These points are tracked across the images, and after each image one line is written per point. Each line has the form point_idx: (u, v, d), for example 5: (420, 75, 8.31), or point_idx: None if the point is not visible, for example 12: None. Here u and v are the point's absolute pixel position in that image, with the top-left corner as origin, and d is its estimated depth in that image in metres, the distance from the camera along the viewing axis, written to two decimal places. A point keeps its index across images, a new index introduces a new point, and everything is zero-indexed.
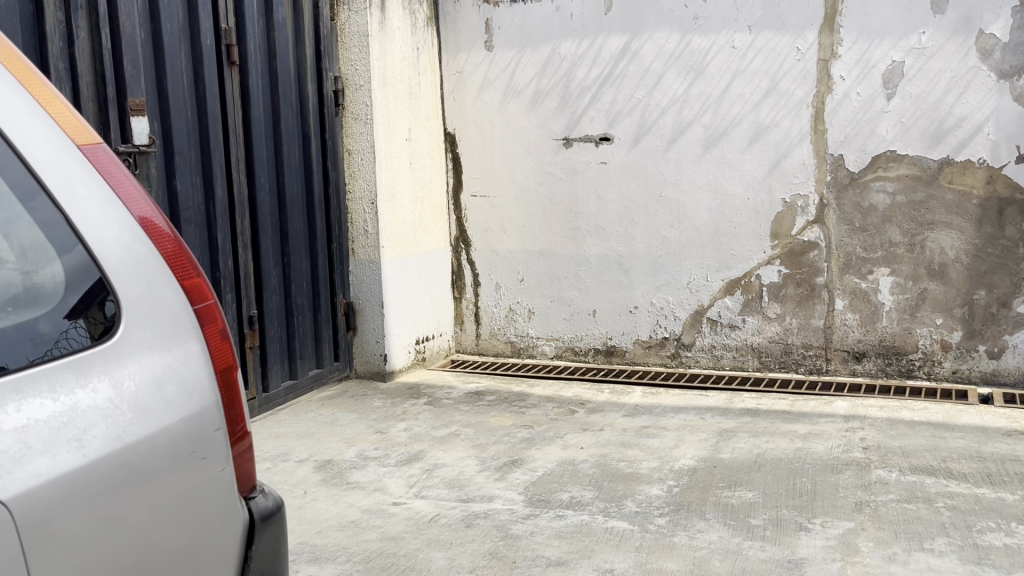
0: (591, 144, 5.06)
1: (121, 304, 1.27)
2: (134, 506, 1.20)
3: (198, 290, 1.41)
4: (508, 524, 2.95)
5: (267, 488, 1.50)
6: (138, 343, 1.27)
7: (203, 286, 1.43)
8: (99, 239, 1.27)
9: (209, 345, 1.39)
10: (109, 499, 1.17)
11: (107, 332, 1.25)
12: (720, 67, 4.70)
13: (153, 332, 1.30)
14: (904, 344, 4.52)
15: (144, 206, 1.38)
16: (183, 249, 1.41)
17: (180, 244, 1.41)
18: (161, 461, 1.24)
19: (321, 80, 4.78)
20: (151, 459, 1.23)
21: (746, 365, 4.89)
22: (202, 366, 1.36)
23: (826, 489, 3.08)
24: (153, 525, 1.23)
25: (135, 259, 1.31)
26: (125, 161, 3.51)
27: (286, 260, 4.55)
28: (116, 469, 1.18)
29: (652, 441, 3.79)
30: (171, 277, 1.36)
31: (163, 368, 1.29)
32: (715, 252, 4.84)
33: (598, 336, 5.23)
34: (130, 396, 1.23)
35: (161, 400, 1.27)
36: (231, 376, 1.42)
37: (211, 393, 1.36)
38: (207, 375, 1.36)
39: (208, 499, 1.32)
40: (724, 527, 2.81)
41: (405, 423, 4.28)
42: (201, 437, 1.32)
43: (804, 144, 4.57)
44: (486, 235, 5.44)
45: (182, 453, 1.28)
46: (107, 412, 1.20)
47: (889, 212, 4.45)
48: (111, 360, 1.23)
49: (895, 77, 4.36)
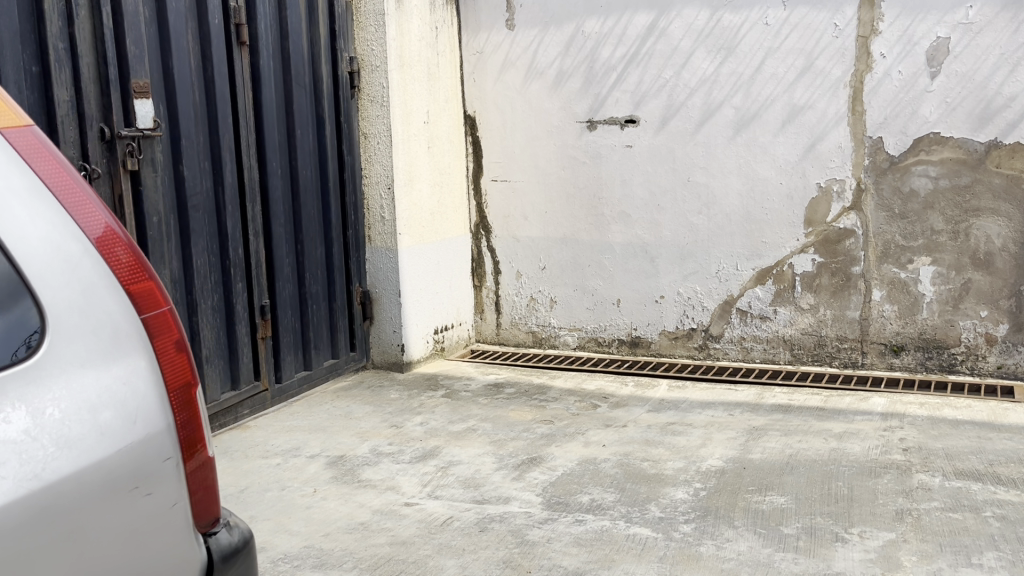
0: (617, 126, 4.86)
1: (46, 312, 1.19)
2: (62, 546, 1.13)
3: (149, 295, 1.34)
4: (524, 529, 2.80)
5: (225, 516, 1.44)
6: (68, 364, 1.19)
7: (156, 290, 1.35)
8: (23, 241, 1.19)
9: (159, 355, 1.32)
10: (29, 540, 1.09)
11: (33, 347, 1.17)
12: (753, 45, 4.47)
13: (89, 351, 1.22)
14: (946, 337, 4.29)
15: (88, 204, 1.29)
16: (133, 250, 1.33)
17: (129, 244, 1.33)
18: (91, 496, 1.17)
19: (336, 61, 4.62)
20: (80, 494, 1.15)
21: (778, 358, 4.68)
22: (148, 382, 1.28)
23: (863, 495, 2.89)
24: (83, 565, 1.15)
25: (71, 262, 1.23)
26: (129, 145, 3.37)
27: (299, 247, 4.41)
28: (37, 507, 1.10)
29: (678, 440, 3.62)
30: (120, 289, 1.29)
31: (98, 392, 1.21)
32: (746, 239, 4.63)
33: (622, 326, 5.04)
34: (54, 425, 1.15)
35: (94, 429, 1.19)
36: (190, 394, 1.36)
37: (165, 416, 1.29)
38: (162, 397, 1.30)
39: (147, 533, 1.25)
40: (754, 537, 2.64)
41: (421, 417, 4.13)
42: (142, 466, 1.24)
43: (841, 126, 4.34)
44: (507, 222, 5.27)
45: (118, 486, 1.21)
46: (24, 445, 1.11)
47: (931, 198, 4.21)
48: (32, 385, 1.15)
49: (940, 54, 4.11)
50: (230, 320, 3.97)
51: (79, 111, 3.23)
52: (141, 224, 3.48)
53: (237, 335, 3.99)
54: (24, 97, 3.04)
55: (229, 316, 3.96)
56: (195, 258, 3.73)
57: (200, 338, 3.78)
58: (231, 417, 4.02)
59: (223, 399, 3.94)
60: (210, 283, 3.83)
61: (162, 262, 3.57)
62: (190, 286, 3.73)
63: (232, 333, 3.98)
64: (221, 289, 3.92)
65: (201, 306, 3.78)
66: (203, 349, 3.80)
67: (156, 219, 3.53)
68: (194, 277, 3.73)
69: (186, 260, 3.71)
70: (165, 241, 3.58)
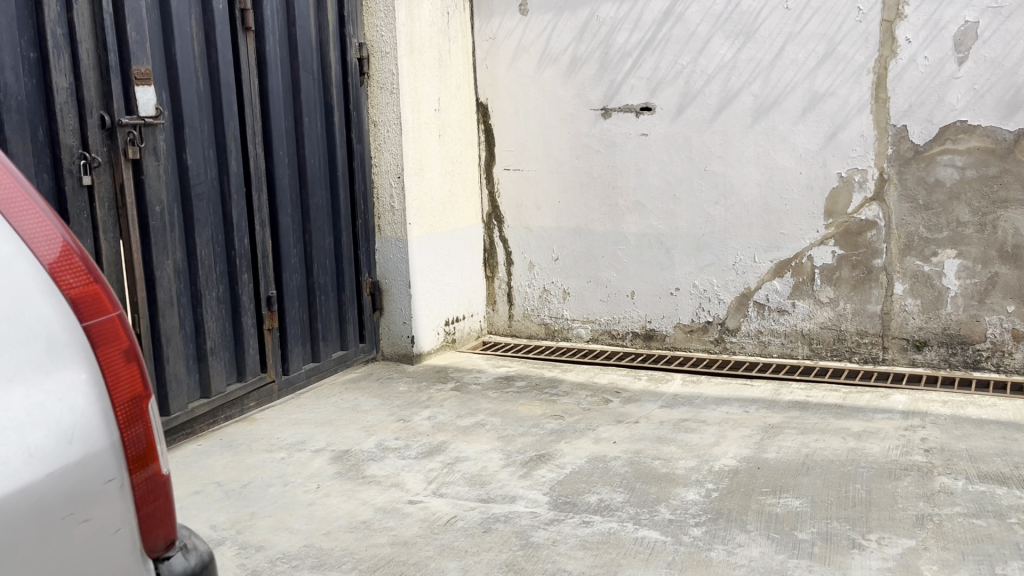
0: (632, 114, 4.74)
1: None
2: None
3: (96, 299, 1.26)
4: (529, 530, 2.71)
5: (181, 537, 1.38)
6: None
7: (103, 295, 1.27)
8: None
9: (104, 363, 1.25)
10: None
11: None
12: (773, 30, 4.33)
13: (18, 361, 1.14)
14: (970, 333, 4.15)
15: (27, 204, 1.24)
16: (76, 252, 1.27)
17: (72, 246, 1.26)
18: (23, 526, 1.08)
19: (345, 47, 4.54)
20: (12, 524, 1.07)
21: (796, 352, 4.56)
22: (86, 399, 1.20)
23: (883, 499, 2.78)
24: None
25: (1, 265, 1.17)
26: (130, 133, 3.31)
27: (307, 238, 4.33)
28: None
29: (691, 438, 3.52)
30: (62, 299, 1.23)
31: (28, 411, 1.13)
32: (764, 230, 4.51)
33: (636, 319, 4.93)
34: None
35: (24, 451, 1.10)
36: (145, 408, 1.30)
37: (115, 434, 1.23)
38: (111, 414, 1.24)
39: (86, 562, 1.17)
40: (767, 542, 2.54)
41: (429, 411, 4.06)
42: (81, 489, 1.16)
43: (863, 114, 4.20)
44: (520, 212, 5.17)
45: (53, 514, 1.12)
46: None
47: (957, 189, 4.07)
48: None
49: (968, 39, 3.95)
50: (235, 312, 3.90)
51: (79, 99, 3.16)
52: (143, 213, 3.41)
53: (243, 327, 3.93)
54: (22, 84, 2.97)
55: (235, 308, 3.90)
56: (200, 248, 3.67)
57: (205, 330, 3.72)
58: (236, 410, 3.97)
59: (229, 392, 3.88)
60: (214, 273, 3.77)
61: (165, 252, 3.50)
62: (195, 277, 3.67)
63: (238, 325, 3.92)
64: (226, 280, 3.85)
65: (206, 297, 3.71)
66: (207, 341, 3.73)
67: (159, 208, 3.46)
68: (198, 268, 3.66)
69: (190, 251, 3.65)
70: (168, 231, 3.51)
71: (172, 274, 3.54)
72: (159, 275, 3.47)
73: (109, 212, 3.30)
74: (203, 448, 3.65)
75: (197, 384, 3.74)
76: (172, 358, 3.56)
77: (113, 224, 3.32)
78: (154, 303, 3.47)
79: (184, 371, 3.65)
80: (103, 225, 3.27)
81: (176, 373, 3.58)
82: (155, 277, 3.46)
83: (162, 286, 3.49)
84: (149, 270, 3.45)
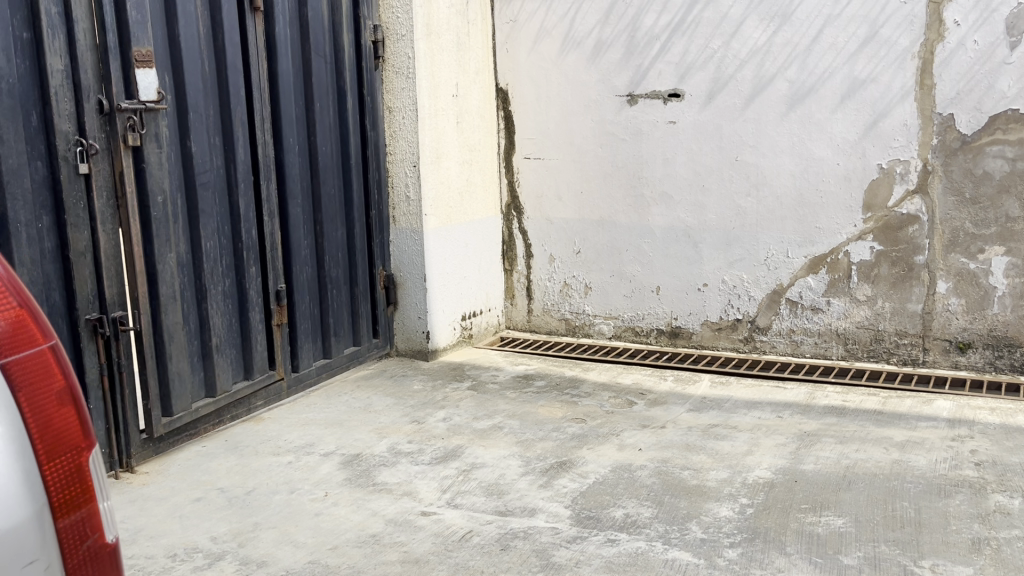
0: (659, 100, 4.51)
1: None
2: None
3: (24, 331, 1.15)
4: (550, 549, 2.53)
5: None
6: None
7: (32, 325, 1.16)
8: None
9: (33, 403, 1.13)
10: None
11: None
12: (810, 12, 4.10)
13: None
14: (1019, 335, 3.91)
15: None
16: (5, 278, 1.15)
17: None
18: None
19: (359, 30, 4.34)
20: None
21: (830, 353, 4.33)
22: (6, 454, 1.06)
23: (933, 519, 2.57)
24: None
25: None
26: (130, 119, 3.14)
27: (318, 229, 4.15)
28: None
29: (721, 446, 3.31)
30: None
31: None
32: (797, 224, 4.28)
33: (661, 315, 4.72)
34: None
35: None
36: (84, 459, 1.18)
37: (47, 496, 1.12)
38: (44, 473, 1.12)
39: None
40: (809, 567, 2.33)
41: (444, 411, 3.87)
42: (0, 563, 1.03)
43: (906, 102, 3.96)
44: (540, 202, 4.97)
45: None
46: None
47: (1007, 181, 3.82)
48: None
49: (1022, 22, 3.69)
50: (242, 308, 3.73)
51: (76, 82, 2.98)
52: (144, 203, 3.25)
53: (250, 323, 3.75)
54: (14, 66, 2.80)
55: (242, 303, 3.72)
56: (204, 240, 3.49)
57: (210, 326, 3.55)
58: (244, 409, 3.80)
59: (235, 390, 3.71)
60: (221, 267, 3.60)
61: (167, 245, 3.33)
62: (199, 270, 3.50)
63: (245, 321, 3.75)
64: (234, 274, 3.68)
65: (211, 291, 3.54)
66: (213, 337, 3.57)
67: (162, 198, 3.29)
68: (202, 261, 3.49)
69: (195, 243, 3.47)
70: (170, 222, 3.35)
71: (174, 268, 3.38)
72: (160, 269, 3.31)
73: (108, 202, 3.13)
74: (208, 449, 3.49)
75: (202, 383, 3.58)
76: (174, 356, 3.40)
77: (112, 215, 3.15)
78: (156, 298, 3.31)
79: (189, 369, 3.49)
80: (101, 217, 3.10)
81: (179, 371, 3.42)
82: (156, 270, 3.29)
83: (163, 280, 3.32)
84: (151, 263, 3.29)
